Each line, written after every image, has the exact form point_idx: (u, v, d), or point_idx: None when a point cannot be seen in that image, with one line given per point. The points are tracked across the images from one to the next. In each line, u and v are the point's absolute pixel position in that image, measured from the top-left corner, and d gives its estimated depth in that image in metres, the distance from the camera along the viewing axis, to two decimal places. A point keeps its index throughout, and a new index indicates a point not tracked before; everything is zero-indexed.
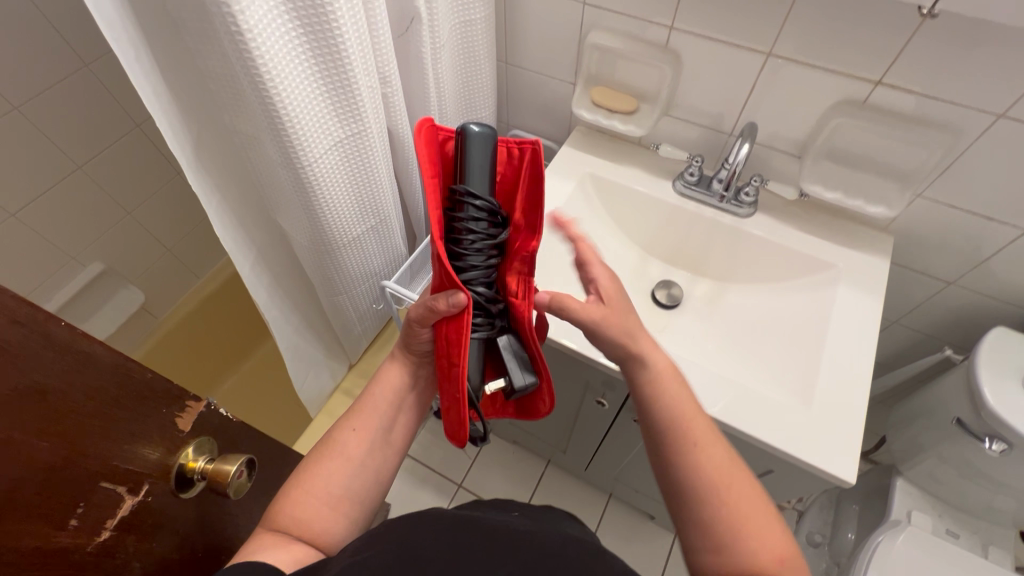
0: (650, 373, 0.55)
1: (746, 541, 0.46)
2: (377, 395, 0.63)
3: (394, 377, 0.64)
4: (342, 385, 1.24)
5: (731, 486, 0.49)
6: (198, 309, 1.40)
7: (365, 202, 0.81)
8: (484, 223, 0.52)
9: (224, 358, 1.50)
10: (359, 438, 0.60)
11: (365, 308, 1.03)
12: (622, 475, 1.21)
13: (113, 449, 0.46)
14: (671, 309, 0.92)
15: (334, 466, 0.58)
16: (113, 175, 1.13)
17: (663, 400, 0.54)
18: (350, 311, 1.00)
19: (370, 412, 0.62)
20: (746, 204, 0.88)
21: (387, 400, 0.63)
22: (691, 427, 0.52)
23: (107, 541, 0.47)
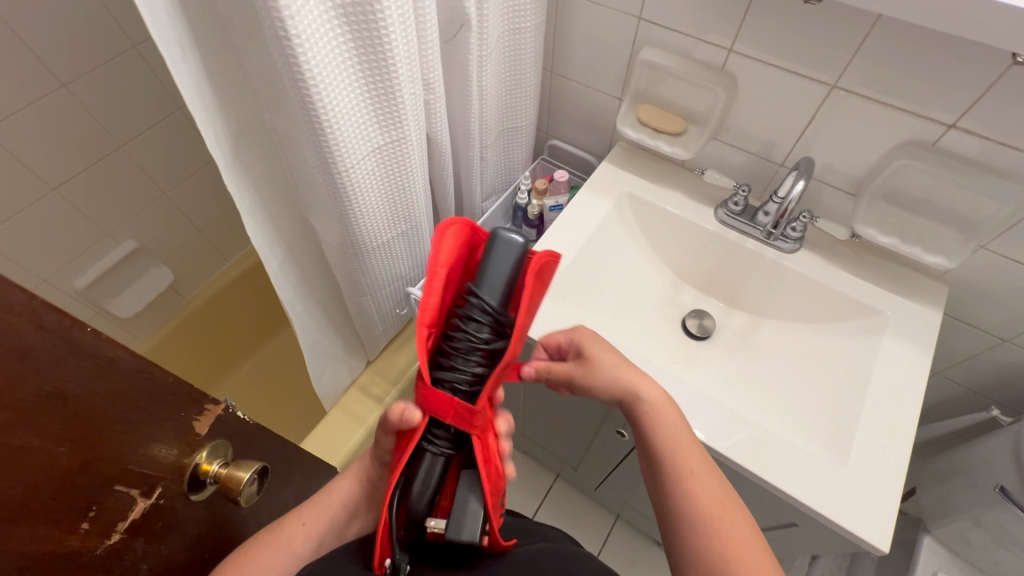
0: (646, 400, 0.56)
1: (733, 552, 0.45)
2: (336, 496, 0.60)
3: (354, 480, 0.61)
4: (358, 381, 1.24)
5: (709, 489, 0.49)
6: (224, 292, 1.41)
7: (398, 208, 0.79)
8: (484, 331, 0.47)
9: (242, 344, 1.51)
10: (306, 533, 0.57)
11: (388, 311, 1.03)
12: (633, 500, 1.18)
13: (129, 452, 0.46)
14: (701, 340, 0.89)
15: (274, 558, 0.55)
16: (153, 156, 1.15)
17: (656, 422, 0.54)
18: (373, 312, 0.99)
19: (325, 512, 0.59)
20: (792, 239, 0.83)
21: (341, 501, 0.60)
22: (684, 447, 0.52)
23: (116, 543, 0.47)
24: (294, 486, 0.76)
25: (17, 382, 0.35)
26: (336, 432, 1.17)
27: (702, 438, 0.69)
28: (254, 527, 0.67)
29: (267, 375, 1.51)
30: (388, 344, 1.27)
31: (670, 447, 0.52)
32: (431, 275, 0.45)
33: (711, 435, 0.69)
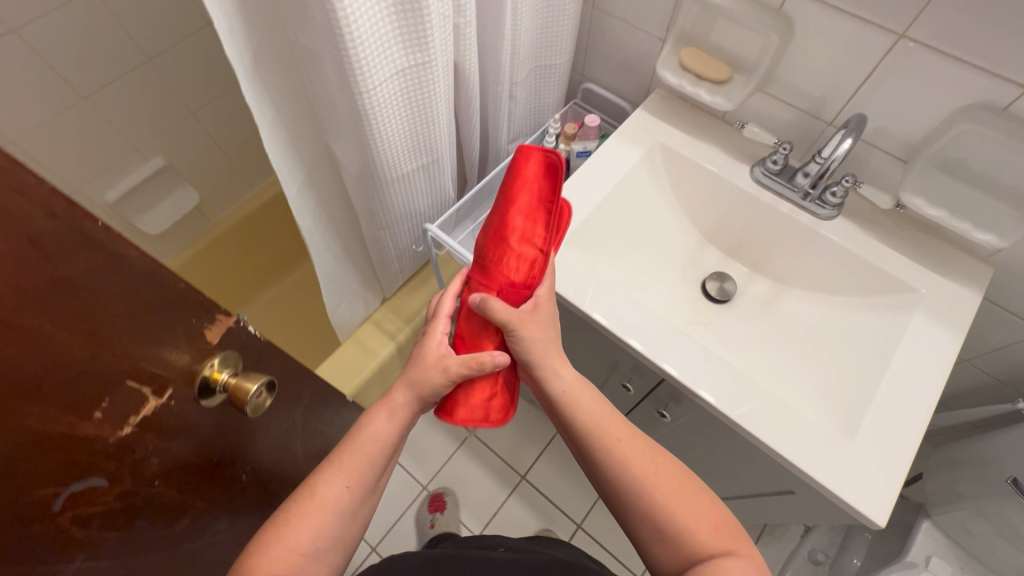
0: (561, 386, 0.62)
1: (681, 503, 0.54)
2: (374, 448, 0.59)
3: (388, 426, 0.60)
4: (373, 317, 1.29)
5: (637, 452, 0.58)
6: (248, 220, 1.43)
7: (419, 139, 0.77)
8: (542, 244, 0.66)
9: (265, 273, 1.54)
10: (353, 491, 0.57)
11: (405, 247, 1.02)
12: None
13: (142, 350, 0.47)
14: (719, 304, 0.86)
15: (320, 520, 0.55)
16: (182, 73, 1.14)
17: (575, 408, 0.61)
18: (391, 246, 0.99)
19: (365, 466, 0.58)
20: (830, 204, 0.79)
21: (378, 452, 0.59)
22: (609, 427, 0.59)
23: (128, 435, 0.49)
24: (302, 403, 0.79)
25: (28, 266, 0.35)
26: (351, 362, 1.23)
27: (706, 398, 0.68)
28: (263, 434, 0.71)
29: (287, 304, 1.55)
30: (404, 283, 1.31)
31: (594, 431, 0.59)
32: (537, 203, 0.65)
33: (716, 396, 0.68)
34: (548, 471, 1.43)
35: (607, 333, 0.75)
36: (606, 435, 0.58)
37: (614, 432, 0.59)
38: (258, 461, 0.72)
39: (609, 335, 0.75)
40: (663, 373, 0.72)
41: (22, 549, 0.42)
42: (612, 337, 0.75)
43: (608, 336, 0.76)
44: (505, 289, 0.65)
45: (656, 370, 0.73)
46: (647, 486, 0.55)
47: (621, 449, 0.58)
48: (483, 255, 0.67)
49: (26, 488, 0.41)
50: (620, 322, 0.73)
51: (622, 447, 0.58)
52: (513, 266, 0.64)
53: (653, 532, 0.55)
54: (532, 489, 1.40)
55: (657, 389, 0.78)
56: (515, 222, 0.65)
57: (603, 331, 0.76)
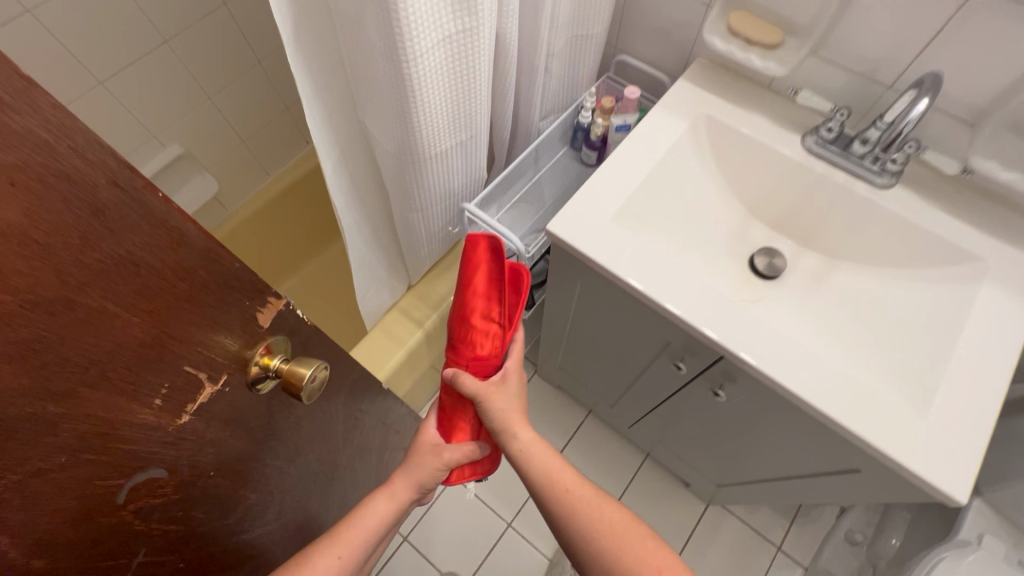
0: (518, 445, 0.75)
1: (624, 543, 0.65)
2: (370, 523, 0.67)
3: (385, 507, 0.69)
4: (400, 304, 1.27)
5: (584, 498, 0.70)
6: (267, 208, 1.40)
7: (459, 114, 0.74)
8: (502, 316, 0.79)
9: (286, 263, 1.51)
10: (342, 564, 0.63)
11: (436, 231, 0.99)
12: (666, 440, 1.18)
13: (199, 333, 0.44)
14: (769, 280, 0.83)
15: None
16: (198, 56, 1.10)
17: (529, 462, 0.74)
18: (421, 231, 0.96)
19: (360, 539, 0.66)
20: (887, 172, 0.76)
21: (371, 529, 0.67)
22: (562, 479, 0.71)
23: (185, 424, 0.47)
24: (343, 389, 0.76)
25: (92, 239, 0.33)
26: (381, 349, 1.21)
27: (770, 376, 0.65)
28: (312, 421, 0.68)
29: (319, 283, 1.53)
30: (431, 269, 1.29)
31: (549, 482, 0.72)
32: (489, 290, 0.77)
33: (780, 373, 0.65)
34: (578, 458, 1.41)
35: (659, 310, 0.73)
36: (558, 485, 0.71)
37: (564, 483, 0.71)
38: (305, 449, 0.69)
39: (662, 313, 0.72)
40: (721, 351, 0.69)
41: (71, 549, 0.39)
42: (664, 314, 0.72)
43: (661, 312, 0.73)
44: (472, 362, 0.78)
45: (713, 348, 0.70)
46: (595, 529, 0.67)
47: (572, 496, 0.70)
48: (453, 334, 0.80)
49: (91, 480, 0.38)
50: (673, 298, 0.70)
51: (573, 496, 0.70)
52: (478, 339, 0.77)
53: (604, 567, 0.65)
54: None
55: (712, 368, 0.75)
56: (476, 304, 0.79)
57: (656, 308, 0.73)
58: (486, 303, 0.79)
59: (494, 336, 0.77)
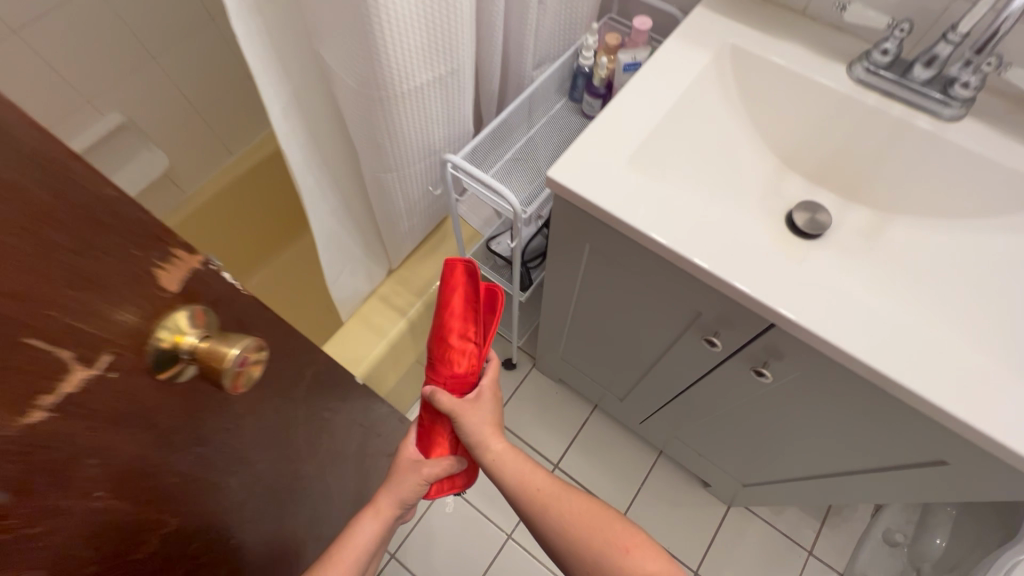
0: (487, 453, 0.66)
1: (604, 539, 0.58)
2: (359, 547, 0.63)
3: (372, 530, 0.65)
4: (380, 291, 1.13)
5: (556, 497, 0.62)
6: (229, 191, 1.25)
7: (433, 33, 0.62)
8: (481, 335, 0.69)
9: (254, 253, 1.37)
10: None
11: (416, 196, 0.86)
12: (684, 434, 1.04)
13: (51, 293, 0.29)
14: (811, 240, 0.70)
15: None
16: (137, 7, 0.95)
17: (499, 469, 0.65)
18: (397, 196, 0.83)
19: (348, 564, 0.62)
20: (957, 100, 0.63)
21: (361, 552, 0.63)
22: (533, 480, 0.64)
23: (42, 428, 0.31)
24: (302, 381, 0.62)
25: None
26: (360, 344, 1.07)
27: (832, 344, 0.53)
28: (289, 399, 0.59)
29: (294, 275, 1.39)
30: (415, 251, 1.16)
31: (519, 486, 0.64)
32: (466, 305, 0.68)
33: (845, 341, 0.53)
34: (584, 458, 1.27)
35: (690, 271, 0.59)
36: (528, 487, 0.63)
37: (535, 485, 0.63)
38: (282, 440, 0.61)
39: (694, 273, 0.58)
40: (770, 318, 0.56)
41: (37, 564, 0.34)
42: (697, 275, 0.59)
43: (691, 274, 0.60)
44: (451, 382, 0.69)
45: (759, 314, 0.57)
46: (572, 529, 0.60)
47: (544, 499, 0.62)
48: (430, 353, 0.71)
49: None
50: (710, 254, 0.57)
51: (545, 498, 0.62)
52: (453, 358, 0.68)
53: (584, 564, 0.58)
54: (567, 480, 1.24)
55: (754, 342, 0.62)
56: (452, 324, 0.69)
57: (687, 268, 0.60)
58: (464, 321, 0.69)
59: (472, 357, 0.68)
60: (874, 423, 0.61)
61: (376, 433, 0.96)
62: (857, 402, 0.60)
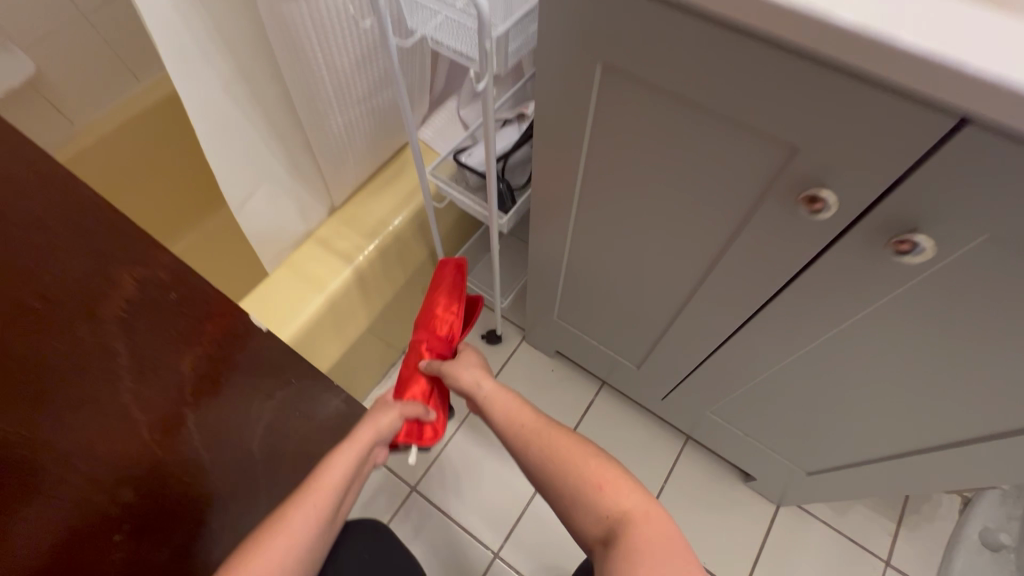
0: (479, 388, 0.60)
1: (586, 476, 0.49)
2: (337, 474, 0.52)
3: (353, 452, 0.55)
4: (318, 234, 0.85)
5: (539, 433, 0.53)
6: (135, 124, 0.99)
7: None
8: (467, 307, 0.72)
9: (179, 201, 1.08)
10: (316, 512, 0.49)
11: (332, 20, 0.60)
12: (725, 409, 0.78)
13: None
14: None
15: (279, 547, 0.46)
16: None
17: (490, 405, 0.59)
18: (309, 36, 0.59)
19: (329, 492, 0.51)
20: None
21: (340, 481, 0.52)
22: (521, 416, 0.56)
23: None
24: (97, 279, 0.35)
25: None
26: (287, 302, 0.79)
27: None
28: (173, 309, 0.42)
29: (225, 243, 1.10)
30: (364, 185, 0.88)
31: (505, 421, 0.56)
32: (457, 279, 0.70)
33: None
34: None
35: (807, 52, 0.32)
36: (515, 424, 0.55)
37: (521, 420, 0.55)
38: (152, 370, 0.42)
39: (817, 52, 0.31)
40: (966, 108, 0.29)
41: None
42: (820, 58, 0.31)
43: (803, 59, 0.32)
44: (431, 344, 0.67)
45: (943, 113, 0.30)
46: (551, 465, 0.51)
47: (526, 438, 0.54)
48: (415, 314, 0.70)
49: None
50: (852, 1, 0.29)
51: (529, 433, 0.54)
52: (438, 324, 0.67)
53: (566, 503, 0.49)
54: None
55: (894, 198, 0.35)
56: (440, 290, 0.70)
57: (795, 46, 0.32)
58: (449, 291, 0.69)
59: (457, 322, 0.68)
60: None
61: (302, 413, 0.68)
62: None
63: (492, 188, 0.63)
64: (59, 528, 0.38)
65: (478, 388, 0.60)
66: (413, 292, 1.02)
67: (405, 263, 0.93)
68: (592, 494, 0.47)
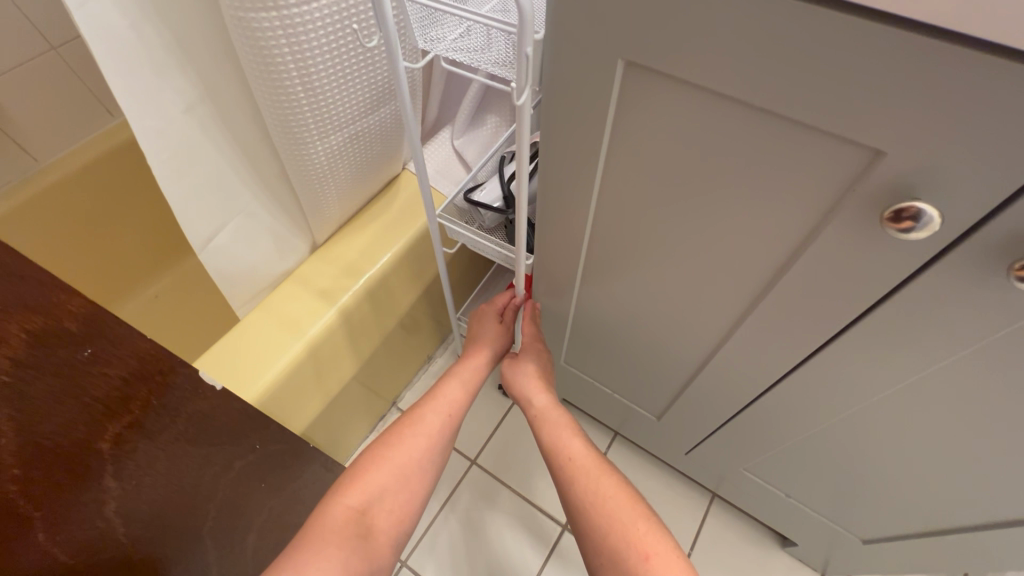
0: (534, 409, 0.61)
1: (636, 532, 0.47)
2: (447, 406, 0.58)
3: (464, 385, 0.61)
4: (297, 273, 0.76)
5: (587, 466, 0.54)
6: (98, 169, 0.92)
7: None
8: None
9: (116, 276, 0.99)
10: (434, 428, 0.56)
11: (305, 36, 0.52)
12: (766, 466, 0.68)
13: None
14: None
15: (388, 477, 0.52)
16: None
17: (544, 428, 0.59)
18: (280, 46, 0.51)
19: (433, 426, 0.57)
20: None
21: (453, 406, 0.59)
22: (570, 443, 0.56)
23: None
24: None
25: None
26: (264, 355, 0.69)
27: None
28: (87, 371, 0.34)
29: (183, 300, 1.03)
30: (349, 218, 0.81)
31: (555, 448, 0.56)
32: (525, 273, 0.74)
33: None
34: None
35: (904, 20, 0.24)
36: (565, 451, 0.56)
37: (567, 451, 0.55)
38: (59, 455, 0.33)
39: (917, 20, 0.24)
40: None
41: None
42: (923, 27, 0.24)
43: (899, 39, 0.25)
44: None
45: None
46: (599, 505, 0.50)
47: (572, 473, 0.53)
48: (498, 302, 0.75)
49: None
50: None
51: (574, 461, 0.54)
52: None
53: (600, 561, 0.48)
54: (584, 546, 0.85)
55: (1009, 214, 0.28)
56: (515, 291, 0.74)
57: (879, 21, 0.25)
58: None
59: None
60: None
61: (270, 486, 0.57)
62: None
63: (522, 224, 0.54)
64: (145, 488, 0.41)
65: (538, 406, 0.61)
66: (403, 338, 0.93)
67: (396, 306, 0.85)
68: (626, 550, 0.47)
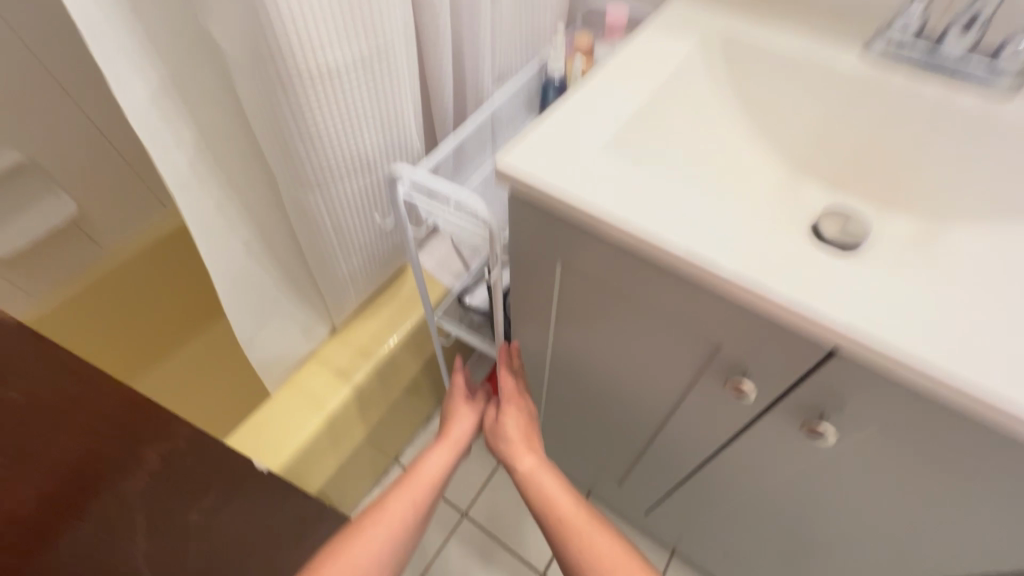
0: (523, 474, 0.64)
1: None
2: (420, 486, 0.64)
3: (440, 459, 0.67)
4: (320, 355, 0.92)
5: (582, 522, 0.58)
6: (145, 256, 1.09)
7: (351, 12, 0.54)
8: None
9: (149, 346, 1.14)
10: (400, 511, 0.61)
11: (347, 214, 0.71)
12: (704, 529, 0.82)
13: None
14: (851, 253, 0.54)
15: (358, 558, 0.57)
16: (53, 45, 0.85)
17: (536, 490, 0.62)
18: (325, 221, 0.69)
19: (404, 503, 0.62)
20: (1004, 71, 0.52)
21: (427, 481, 0.65)
22: (563, 502, 0.60)
23: None
24: (134, 462, 0.42)
25: None
26: (290, 427, 0.84)
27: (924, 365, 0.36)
28: (189, 474, 0.49)
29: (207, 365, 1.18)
30: (363, 306, 0.96)
31: (551, 510, 0.60)
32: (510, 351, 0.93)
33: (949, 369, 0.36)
34: None
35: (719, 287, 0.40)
36: (560, 511, 0.60)
37: (563, 512, 0.59)
38: (166, 534, 0.47)
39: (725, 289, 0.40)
40: (832, 340, 0.38)
41: None
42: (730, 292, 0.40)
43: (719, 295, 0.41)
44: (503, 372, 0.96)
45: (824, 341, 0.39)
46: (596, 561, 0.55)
47: (570, 531, 0.58)
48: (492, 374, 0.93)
49: None
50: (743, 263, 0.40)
51: (570, 520, 0.59)
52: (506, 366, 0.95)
53: None
54: None
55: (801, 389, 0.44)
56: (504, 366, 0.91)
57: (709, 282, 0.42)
58: None
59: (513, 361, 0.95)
60: (1003, 497, 0.42)
61: (294, 541, 0.72)
62: (984, 466, 0.40)
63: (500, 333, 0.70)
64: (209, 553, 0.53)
65: (526, 470, 0.64)
66: (407, 404, 1.08)
67: (402, 379, 1.00)
68: None
